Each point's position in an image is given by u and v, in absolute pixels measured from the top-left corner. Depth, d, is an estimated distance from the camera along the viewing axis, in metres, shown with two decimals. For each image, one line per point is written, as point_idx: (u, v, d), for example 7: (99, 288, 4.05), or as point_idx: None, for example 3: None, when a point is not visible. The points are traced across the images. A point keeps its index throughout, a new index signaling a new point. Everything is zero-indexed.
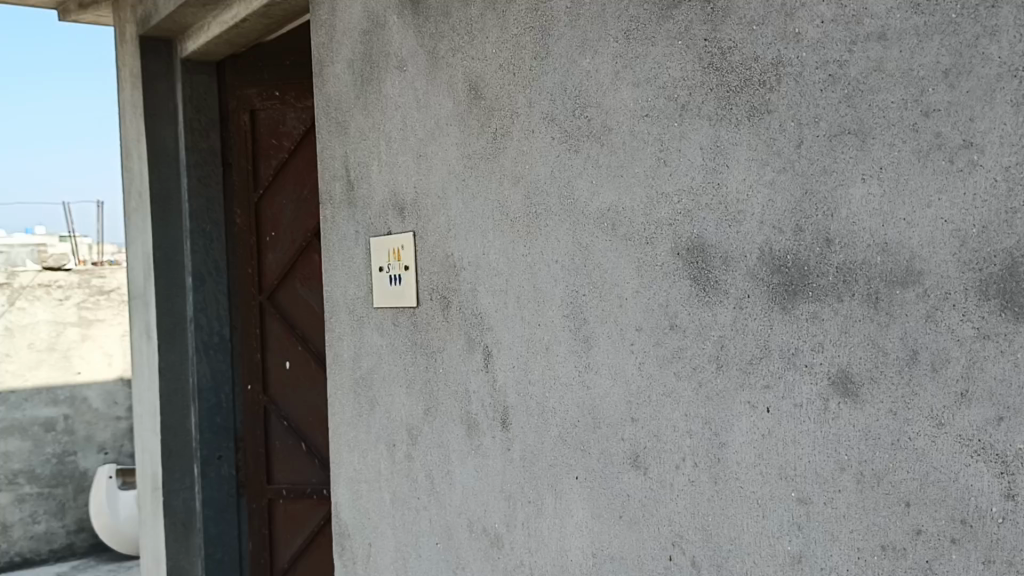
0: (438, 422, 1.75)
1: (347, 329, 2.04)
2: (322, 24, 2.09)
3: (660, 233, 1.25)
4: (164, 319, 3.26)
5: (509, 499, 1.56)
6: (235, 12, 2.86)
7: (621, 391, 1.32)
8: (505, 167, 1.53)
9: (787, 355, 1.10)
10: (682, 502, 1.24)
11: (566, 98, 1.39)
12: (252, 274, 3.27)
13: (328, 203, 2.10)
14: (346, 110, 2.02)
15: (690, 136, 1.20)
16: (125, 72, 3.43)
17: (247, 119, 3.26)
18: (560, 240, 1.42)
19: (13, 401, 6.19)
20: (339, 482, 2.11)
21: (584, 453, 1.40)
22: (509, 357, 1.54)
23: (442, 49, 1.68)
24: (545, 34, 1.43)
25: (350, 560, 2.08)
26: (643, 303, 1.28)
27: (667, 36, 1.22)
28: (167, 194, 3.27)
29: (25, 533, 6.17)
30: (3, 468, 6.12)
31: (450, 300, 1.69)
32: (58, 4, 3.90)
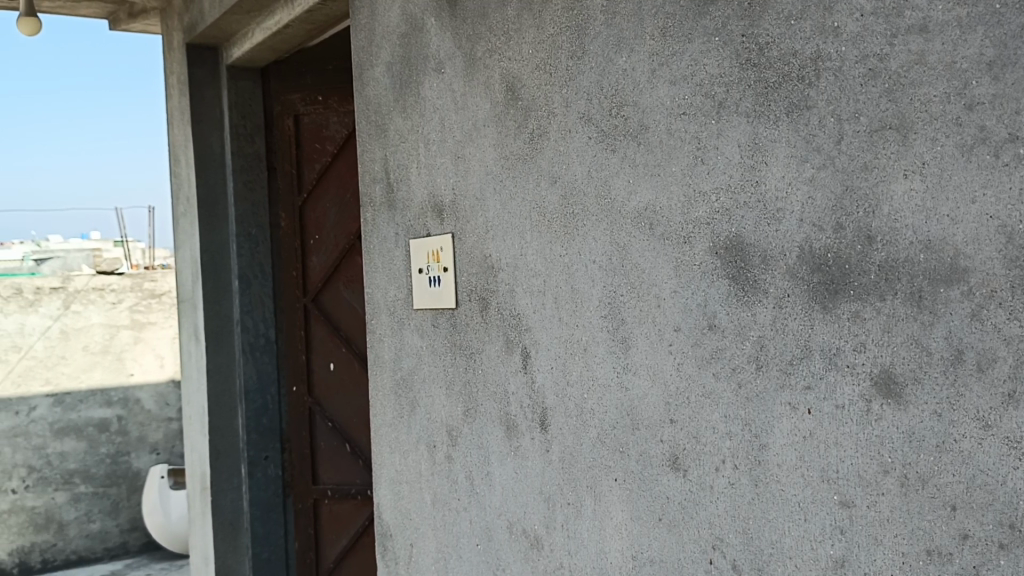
0: (477, 423, 1.75)
1: (388, 331, 2.06)
2: (362, 28, 2.10)
3: (698, 232, 1.23)
4: (212, 321, 3.31)
5: (549, 501, 1.56)
6: (277, 17, 2.89)
7: (660, 392, 1.31)
8: (542, 168, 1.52)
9: (828, 354, 1.08)
10: (721, 504, 1.23)
11: (602, 97, 1.39)
12: (297, 277, 3.30)
13: (369, 205, 2.12)
14: (385, 113, 2.03)
15: (728, 133, 1.18)
16: (172, 80, 3.49)
17: (291, 123, 3.29)
18: (597, 240, 1.41)
19: (69, 402, 6.34)
20: (381, 483, 2.13)
21: (622, 454, 1.39)
22: (547, 358, 1.54)
23: (479, 51, 1.68)
24: (581, 33, 1.42)
25: (392, 560, 2.09)
26: (681, 302, 1.27)
27: (703, 32, 1.21)
28: (213, 199, 3.33)
29: (80, 531, 6.32)
30: (60, 467, 6.27)
31: (489, 300, 1.69)
32: (109, 14, 3.99)
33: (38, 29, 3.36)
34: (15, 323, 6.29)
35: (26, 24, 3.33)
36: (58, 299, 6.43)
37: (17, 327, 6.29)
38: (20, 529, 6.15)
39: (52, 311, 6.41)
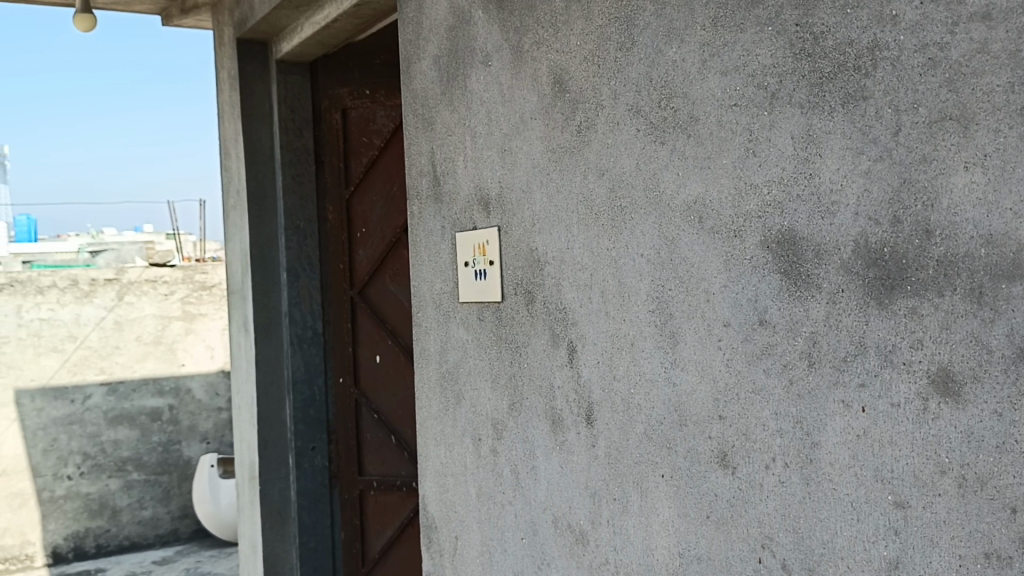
0: (522, 418, 1.74)
1: (434, 324, 2.06)
2: (410, 21, 2.11)
3: (749, 225, 1.21)
4: (261, 313, 3.36)
5: (594, 496, 1.55)
6: (326, 12, 2.91)
7: (708, 388, 1.29)
8: (589, 161, 1.51)
9: (883, 352, 1.05)
10: (771, 502, 1.21)
11: (651, 89, 1.37)
12: (344, 270, 3.33)
13: (415, 198, 2.12)
14: (432, 106, 2.03)
15: (780, 125, 1.16)
16: (223, 74, 3.53)
17: (339, 118, 3.32)
18: (645, 233, 1.39)
19: (122, 391, 6.48)
20: (426, 476, 2.13)
21: (670, 450, 1.37)
22: (593, 352, 1.53)
23: (527, 43, 1.67)
24: (630, 24, 1.40)
25: (437, 552, 2.10)
26: (731, 297, 1.25)
27: (756, 22, 1.18)
28: (263, 192, 3.37)
29: (133, 518, 6.47)
30: (113, 455, 6.42)
31: (534, 294, 1.68)
32: (162, 9, 4.05)
33: (93, 25, 3.43)
34: (70, 313, 6.42)
35: (82, 21, 3.40)
36: (112, 291, 6.55)
37: (73, 318, 6.42)
38: (75, 514, 6.31)
39: (107, 302, 6.52)
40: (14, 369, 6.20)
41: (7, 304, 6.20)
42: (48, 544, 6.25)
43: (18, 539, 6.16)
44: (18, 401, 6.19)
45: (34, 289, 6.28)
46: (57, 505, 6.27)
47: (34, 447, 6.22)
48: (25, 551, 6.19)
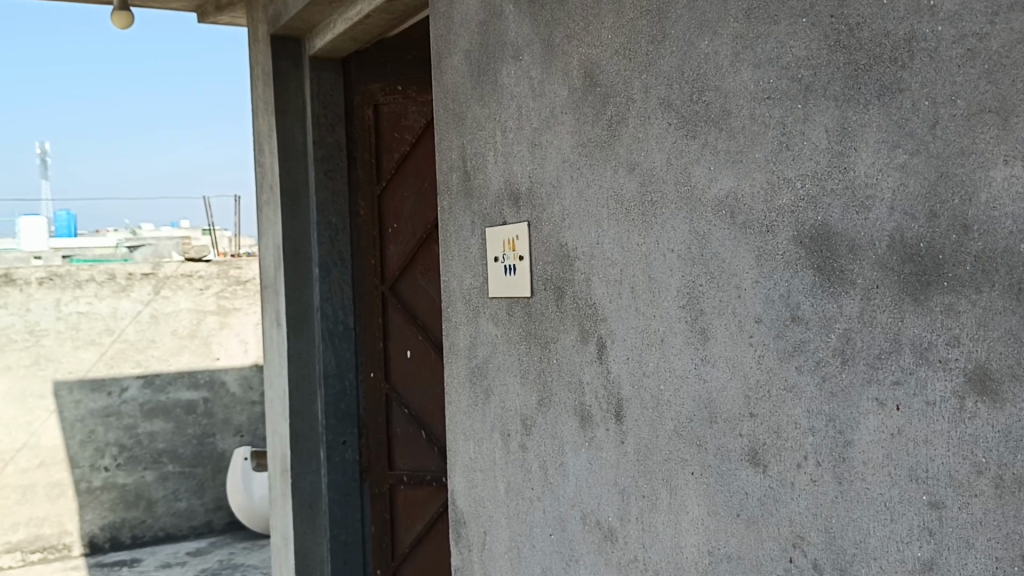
0: (552, 414, 1.73)
1: (463, 319, 2.06)
2: (441, 16, 2.10)
3: (782, 220, 1.19)
4: (293, 308, 3.38)
5: (623, 493, 1.54)
6: (359, 8, 2.92)
7: (739, 385, 1.27)
8: (620, 156, 1.50)
9: (919, 349, 1.03)
10: (803, 501, 1.19)
11: (683, 83, 1.35)
12: (375, 265, 3.35)
13: (445, 193, 2.12)
14: (463, 101, 2.03)
15: (814, 118, 1.14)
16: (257, 70, 3.56)
17: (370, 113, 3.33)
18: (676, 229, 1.38)
19: (158, 384, 6.57)
20: (455, 471, 2.14)
21: (699, 447, 1.36)
22: (622, 348, 1.52)
23: (558, 37, 1.66)
24: (662, 17, 1.39)
25: (466, 547, 2.10)
26: (763, 294, 1.23)
27: (790, 13, 1.17)
28: (295, 187, 3.39)
29: (168, 509, 6.55)
30: (149, 447, 6.51)
31: (564, 290, 1.67)
32: (198, 6, 4.09)
33: (130, 22, 3.47)
34: (108, 307, 6.52)
35: (119, 18, 3.44)
36: (149, 285, 6.63)
37: (111, 311, 6.52)
38: (111, 505, 6.41)
39: (143, 296, 6.61)
40: (52, 361, 6.31)
41: (47, 297, 6.31)
42: (85, 534, 6.35)
43: (56, 528, 6.27)
44: (57, 393, 6.30)
45: (72, 283, 6.39)
46: (94, 496, 6.37)
47: (72, 438, 6.33)
48: (63, 541, 6.29)
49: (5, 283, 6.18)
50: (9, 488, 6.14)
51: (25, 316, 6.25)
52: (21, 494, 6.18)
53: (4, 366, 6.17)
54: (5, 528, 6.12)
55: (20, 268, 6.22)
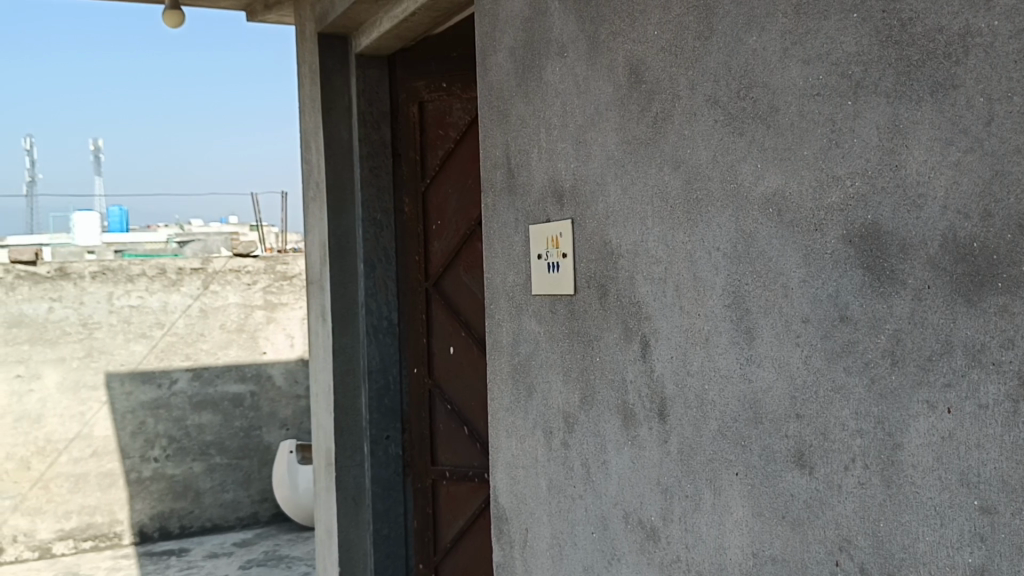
0: (594, 411, 1.73)
1: (506, 316, 2.06)
2: (486, 13, 2.10)
3: (831, 218, 1.17)
4: (338, 303, 3.42)
5: (666, 492, 1.53)
6: (405, 6, 2.93)
7: (786, 385, 1.26)
8: (665, 153, 1.48)
9: (971, 350, 1.01)
10: (850, 504, 1.17)
11: (730, 79, 1.34)
12: (419, 261, 3.36)
13: (489, 190, 2.13)
14: (507, 99, 2.03)
15: (865, 115, 1.12)
16: (305, 68, 3.60)
17: (416, 110, 3.34)
18: (721, 227, 1.36)
19: (206, 377, 6.69)
20: (497, 467, 2.14)
21: (744, 448, 1.34)
22: (667, 347, 1.50)
23: (603, 33, 1.65)
24: (709, 13, 1.38)
25: (508, 543, 2.11)
26: (810, 293, 1.21)
27: (841, 9, 1.15)
28: (341, 183, 3.42)
29: (215, 500, 6.67)
30: (197, 439, 6.63)
31: (608, 287, 1.67)
32: (247, 5, 4.15)
33: (181, 21, 3.53)
34: (158, 301, 6.61)
35: (170, 17, 3.50)
36: (198, 280, 6.73)
37: (161, 305, 6.62)
38: (160, 495, 6.55)
39: (192, 291, 6.71)
40: (105, 353, 6.46)
41: (99, 291, 6.45)
42: (135, 523, 6.50)
43: (107, 517, 6.42)
44: (109, 384, 6.45)
45: (124, 278, 6.52)
46: (144, 486, 6.51)
47: (123, 429, 6.48)
48: (114, 530, 6.44)
49: (60, 277, 6.34)
50: (62, 477, 6.31)
51: (78, 309, 6.39)
52: (74, 483, 6.34)
53: (58, 358, 6.33)
54: (59, 516, 6.30)
55: (74, 263, 6.37)
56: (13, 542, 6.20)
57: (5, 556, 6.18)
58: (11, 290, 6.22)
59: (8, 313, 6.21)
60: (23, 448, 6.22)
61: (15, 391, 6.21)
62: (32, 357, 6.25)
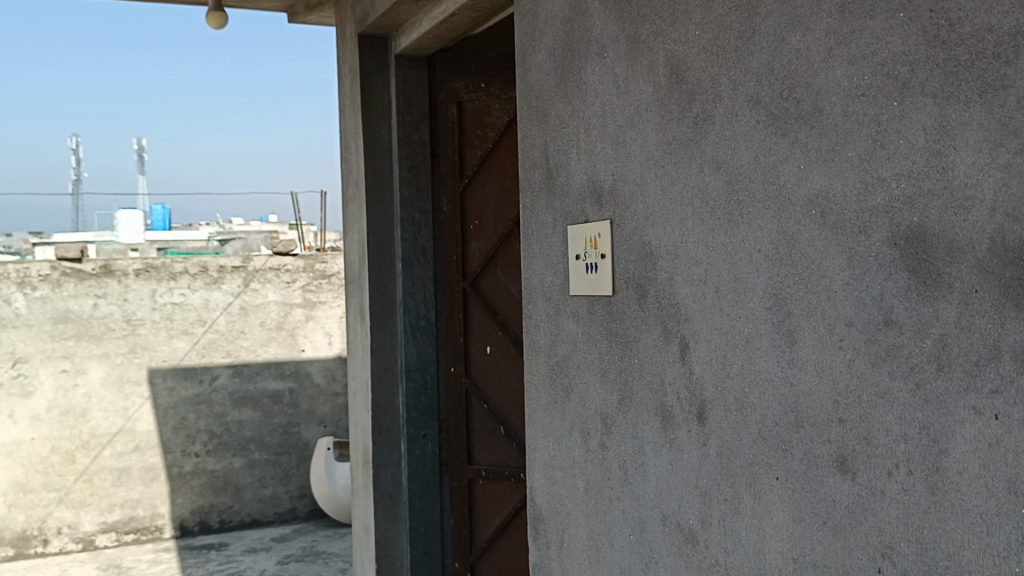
0: (632, 413, 1.72)
1: (544, 316, 2.06)
2: (527, 13, 2.10)
3: (876, 220, 1.16)
4: (376, 302, 3.44)
5: (704, 496, 1.52)
6: (445, 7, 2.95)
7: (828, 389, 1.24)
8: (706, 153, 1.47)
9: (1020, 356, 0.99)
10: (893, 510, 1.15)
11: (773, 79, 1.32)
12: (457, 261, 3.37)
13: (528, 191, 2.13)
14: (547, 99, 2.03)
15: (911, 115, 1.11)
16: (345, 68, 3.63)
17: (454, 110, 3.36)
18: (763, 228, 1.35)
19: (247, 374, 6.77)
20: (535, 467, 2.14)
21: (785, 452, 1.33)
22: (706, 350, 1.49)
23: (644, 34, 1.64)
24: (751, 13, 1.36)
25: (544, 544, 2.11)
26: (854, 296, 1.19)
27: (887, 8, 1.13)
28: (380, 183, 3.45)
29: (254, 496, 6.75)
30: (237, 435, 6.72)
31: (646, 288, 1.66)
32: (289, 5, 4.19)
33: (224, 22, 3.58)
34: (200, 298, 6.70)
35: (214, 18, 3.55)
36: (239, 278, 6.80)
37: (203, 302, 6.71)
38: (201, 490, 6.65)
39: (233, 288, 6.78)
40: (148, 350, 6.56)
41: (143, 288, 6.55)
42: (176, 517, 6.61)
43: (149, 510, 6.54)
44: (152, 380, 6.56)
45: (167, 275, 6.61)
46: (185, 481, 6.62)
47: (165, 424, 6.59)
48: (156, 523, 6.56)
49: (105, 274, 6.45)
50: (106, 470, 6.44)
51: (122, 305, 6.50)
52: (116, 477, 6.47)
53: (103, 353, 6.45)
54: (102, 509, 6.43)
55: (119, 260, 6.48)
56: (57, 534, 6.33)
57: (50, 547, 6.31)
58: (58, 287, 6.35)
59: (55, 310, 6.34)
60: (68, 442, 6.35)
61: (61, 385, 6.35)
62: (77, 352, 6.38)
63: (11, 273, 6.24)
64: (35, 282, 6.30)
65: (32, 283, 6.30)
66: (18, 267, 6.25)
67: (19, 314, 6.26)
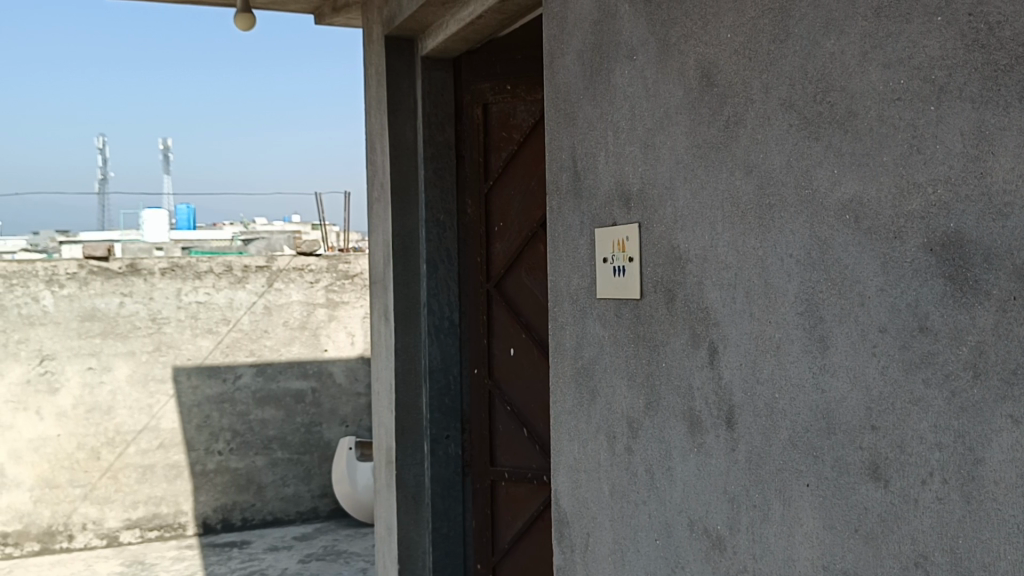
0: (659, 417, 1.72)
1: (570, 319, 2.06)
2: (555, 16, 2.10)
3: (911, 226, 1.15)
4: (400, 303, 3.45)
5: (733, 501, 1.51)
6: (471, 9, 2.95)
7: (861, 396, 1.23)
8: (737, 157, 1.46)
9: None
10: (927, 519, 1.14)
11: (806, 83, 1.31)
12: (481, 263, 3.38)
13: (555, 193, 2.12)
14: (575, 101, 2.03)
15: (948, 120, 1.10)
16: (372, 69, 3.64)
17: (480, 112, 3.36)
18: (795, 233, 1.34)
19: (270, 373, 6.81)
20: (559, 471, 2.13)
21: (816, 459, 1.32)
22: (735, 354, 1.49)
23: (675, 36, 1.64)
24: (785, 16, 1.35)
25: (569, 547, 2.10)
26: (888, 302, 1.18)
27: (924, 12, 1.12)
28: (406, 184, 3.46)
29: (277, 494, 6.79)
30: (260, 433, 6.76)
31: (675, 292, 1.65)
32: (316, 7, 4.21)
33: (252, 24, 3.61)
34: (224, 298, 6.75)
35: (242, 19, 3.58)
36: (263, 277, 6.84)
37: (227, 301, 6.75)
38: (224, 488, 6.69)
39: (257, 288, 6.82)
40: (173, 348, 6.61)
41: (168, 287, 6.60)
42: (199, 515, 6.66)
43: (173, 507, 6.59)
44: (176, 378, 6.61)
45: (192, 274, 6.66)
46: (208, 478, 6.67)
47: (189, 422, 6.64)
48: (179, 520, 6.61)
49: (131, 272, 6.51)
50: (130, 467, 6.50)
51: (148, 304, 6.55)
52: (141, 474, 6.53)
53: (129, 351, 6.51)
54: (126, 505, 6.49)
55: (145, 259, 6.54)
56: (82, 530, 6.40)
57: (75, 543, 6.38)
58: (85, 285, 6.42)
59: (81, 307, 6.41)
60: (93, 438, 6.41)
61: (87, 382, 6.42)
62: (103, 350, 6.44)
63: (39, 271, 6.31)
64: (63, 280, 6.37)
65: (60, 281, 6.37)
66: (46, 265, 6.32)
67: (46, 312, 6.33)
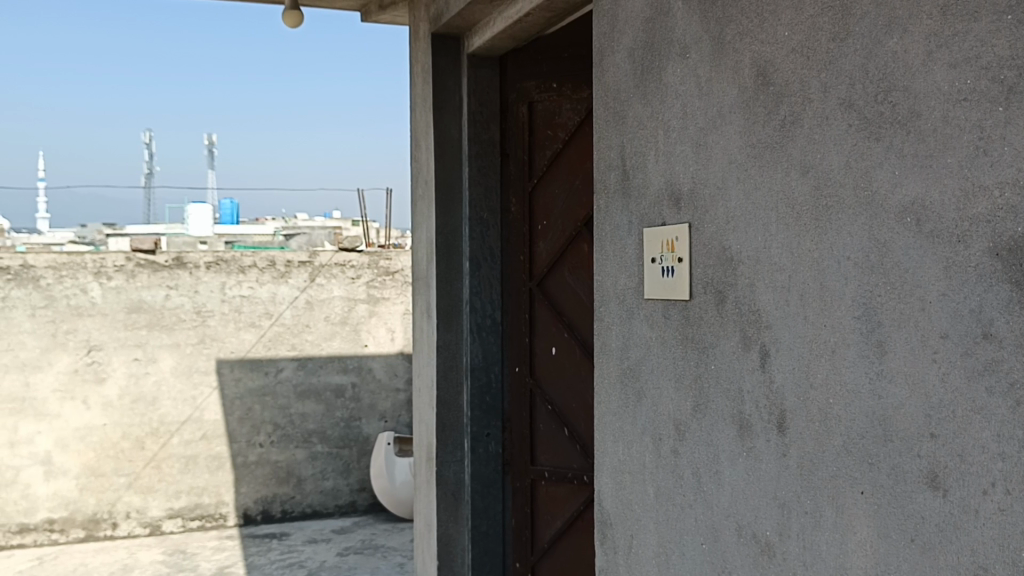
0: (707, 421, 1.70)
1: (617, 320, 2.05)
2: (605, 13, 2.09)
3: (976, 230, 1.12)
4: (443, 301, 3.46)
5: (783, 507, 1.49)
6: (518, 7, 2.94)
7: (920, 403, 1.20)
8: (793, 157, 1.44)
9: None
10: (988, 531, 1.11)
11: (867, 82, 1.29)
12: (524, 261, 3.37)
13: (602, 192, 2.11)
14: (625, 100, 2.01)
15: (1018, 121, 1.06)
16: (418, 67, 3.65)
17: (526, 110, 3.35)
18: (853, 235, 1.31)
19: (311, 367, 6.88)
20: (603, 471, 2.12)
21: (870, 466, 1.29)
22: (788, 358, 1.46)
23: (729, 34, 1.62)
24: (846, 14, 1.33)
25: (612, 549, 2.09)
26: (950, 308, 1.16)
27: (993, 10, 1.09)
28: (450, 182, 3.46)
29: (316, 487, 6.86)
30: (301, 427, 6.83)
31: (725, 294, 1.63)
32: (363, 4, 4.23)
33: (300, 21, 3.64)
34: (267, 292, 6.82)
35: (289, 17, 3.60)
36: (305, 272, 6.89)
37: (270, 296, 6.82)
38: (264, 480, 6.78)
39: (300, 283, 6.88)
40: (216, 341, 6.70)
41: (213, 280, 6.68)
42: (240, 506, 6.75)
43: (214, 498, 6.69)
44: (220, 370, 6.70)
45: (236, 269, 6.74)
46: (250, 470, 6.75)
47: (232, 414, 6.73)
48: (220, 511, 6.71)
49: (177, 265, 6.61)
50: (173, 457, 6.60)
51: (193, 297, 6.64)
52: (183, 464, 6.62)
53: (174, 343, 6.61)
54: (169, 495, 6.59)
55: (190, 252, 6.63)
56: (126, 518, 6.52)
57: (119, 531, 6.49)
58: (131, 278, 6.52)
59: (129, 300, 6.51)
60: (138, 429, 6.52)
61: (132, 373, 6.53)
62: (149, 341, 6.54)
63: (88, 263, 6.43)
64: (110, 272, 6.49)
65: (108, 273, 6.48)
66: (95, 257, 6.43)
67: (94, 304, 6.44)
